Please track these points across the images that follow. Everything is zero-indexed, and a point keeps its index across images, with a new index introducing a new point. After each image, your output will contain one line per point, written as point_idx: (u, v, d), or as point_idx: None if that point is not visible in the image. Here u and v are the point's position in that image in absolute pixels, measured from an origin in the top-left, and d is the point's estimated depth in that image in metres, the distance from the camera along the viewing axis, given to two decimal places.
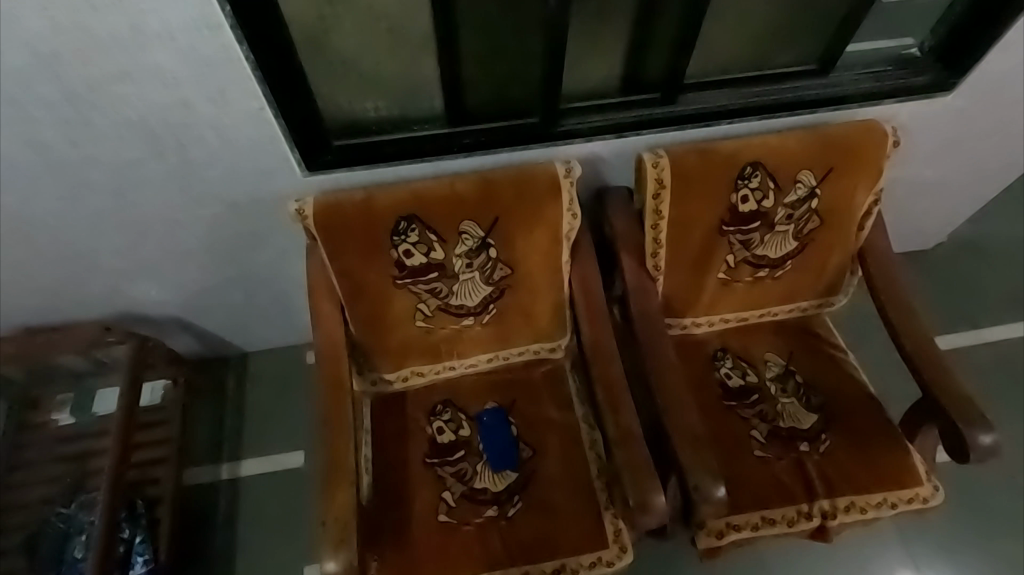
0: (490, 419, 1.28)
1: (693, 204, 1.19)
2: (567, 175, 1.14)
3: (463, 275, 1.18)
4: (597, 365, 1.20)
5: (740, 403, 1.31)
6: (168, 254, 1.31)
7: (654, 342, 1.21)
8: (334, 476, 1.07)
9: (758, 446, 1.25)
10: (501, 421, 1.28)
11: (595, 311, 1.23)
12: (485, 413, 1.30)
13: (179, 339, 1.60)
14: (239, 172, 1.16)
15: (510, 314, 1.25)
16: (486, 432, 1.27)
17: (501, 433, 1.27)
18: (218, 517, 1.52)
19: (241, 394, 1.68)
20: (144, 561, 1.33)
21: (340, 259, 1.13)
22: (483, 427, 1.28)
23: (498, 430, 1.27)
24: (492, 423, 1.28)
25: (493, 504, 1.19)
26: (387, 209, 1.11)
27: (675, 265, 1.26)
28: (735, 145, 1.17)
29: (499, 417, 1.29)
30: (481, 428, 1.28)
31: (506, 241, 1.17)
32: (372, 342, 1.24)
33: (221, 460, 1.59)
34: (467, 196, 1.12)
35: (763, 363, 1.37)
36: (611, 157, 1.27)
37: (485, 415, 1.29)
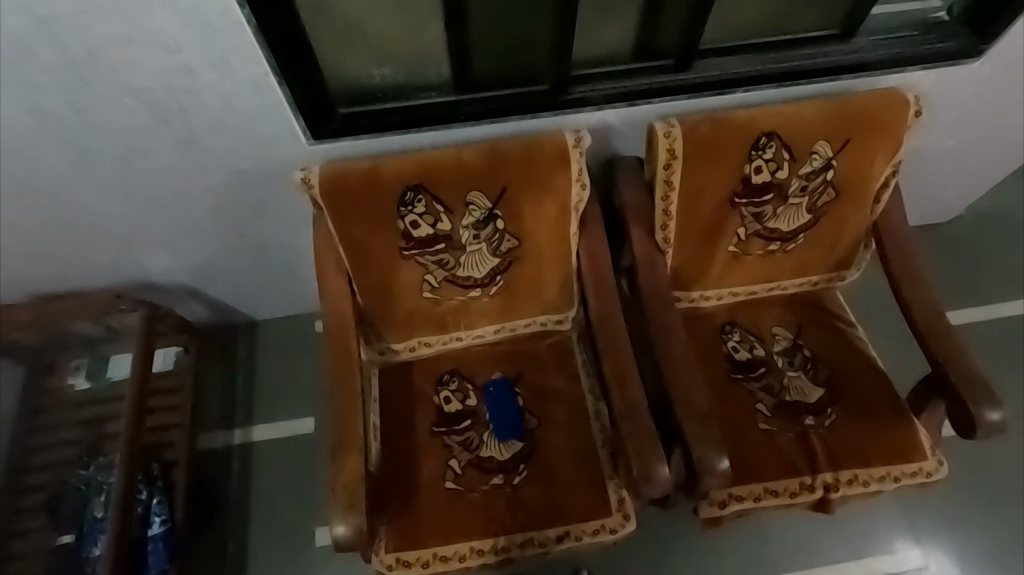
0: (496, 389, 1.29)
1: (705, 175, 1.16)
2: (576, 145, 1.12)
3: (470, 247, 1.17)
4: (604, 337, 1.20)
5: (746, 376, 1.31)
6: (175, 223, 1.31)
7: (661, 315, 1.20)
8: (343, 444, 1.09)
9: (763, 419, 1.26)
10: (507, 391, 1.29)
11: (603, 284, 1.22)
12: (492, 383, 1.30)
13: (189, 307, 1.62)
14: (245, 140, 1.15)
15: (518, 286, 1.25)
16: (493, 402, 1.28)
17: (507, 403, 1.28)
18: (232, 480, 1.56)
19: (252, 361, 1.70)
20: (162, 521, 1.37)
21: (347, 230, 1.12)
22: (490, 397, 1.29)
23: (504, 400, 1.28)
24: (498, 393, 1.29)
25: (499, 472, 1.21)
26: (393, 179, 1.09)
27: (685, 238, 1.24)
28: (751, 114, 1.13)
29: (505, 386, 1.30)
30: (487, 397, 1.29)
31: (514, 212, 1.15)
32: (379, 313, 1.24)
33: (233, 425, 1.62)
34: (474, 166, 1.11)
35: (771, 336, 1.36)
36: (622, 126, 1.24)
37: (492, 384, 1.30)
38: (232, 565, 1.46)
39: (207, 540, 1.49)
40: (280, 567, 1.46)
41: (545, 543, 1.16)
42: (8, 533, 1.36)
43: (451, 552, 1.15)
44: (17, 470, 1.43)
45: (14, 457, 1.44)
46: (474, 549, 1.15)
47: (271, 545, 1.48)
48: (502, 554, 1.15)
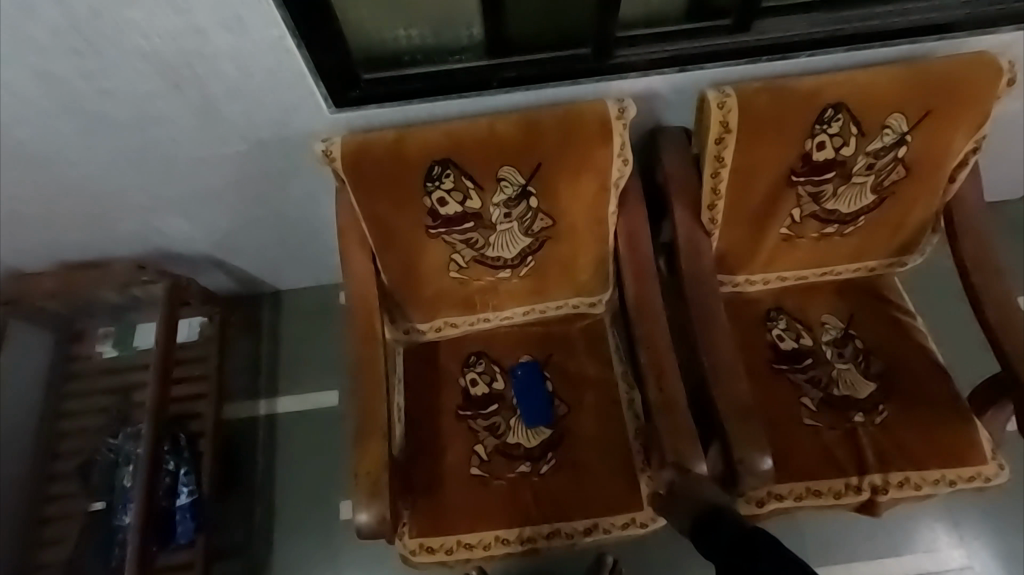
0: (524, 373, 1.24)
1: (761, 151, 1.05)
2: (620, 116, 1.02)
3: (500, 225, 1.10)
4: (641, 325, 1.12)
5: (791, 367, 1.22)
6: (195, 193, 1.27)
7: (703, 302, 1.12)
8: (366, 429, 1.06)
9: (808, 414, 1.18)
10: (536, 375, 1.24)
11: (642, 267, 1.14)
12: (519, 366, 1.25)
13: (213, 277, 1.59)
14: (262, 109, 1.07)
15: (550, 267, 1.18)
16: (520, 386, 1.23)
17: (535, 387, 1.22)
18: (258, 450, 1.56)
19: (276, 331, 1.68)
20: (189, 491, 1.38)
21: (371, 206, 1.06)
22: (518, 381, 1.23)
23: (532, 384, 1.22)
24: (526, 377, 1.23)
25: (526, 460, 1.17)
26: (420, 152, 1.02)
27: (733, 219, 1.14)
28: (818, 83, 1.01)
29: (534, 370, 1.24)
30: (515, 381, 1.23)
31: (548, 189, 1.07)
32: (404, 292, 1.19)
33: (259, 396, 1.62)
34: (508, 139, 1.02)
35: (820, 325, 1.27)
36: (669, 95, 1.13)
37: (520, 368, 1.24)
38: (258, 534, 1.48)
39: (234, 509, 1.50)
40: (304, 538, 1.47)
41: (572, 535, 1.12)
42: (44, 497, 1.40)
43: (476, 540, 1.12)
44: (49, 435, 1.45)
45: (46, 422, 1.46)
46: (499, 538, 1.12)
47: (296, 517, 1.49)
48: (527, 544, 1.12)
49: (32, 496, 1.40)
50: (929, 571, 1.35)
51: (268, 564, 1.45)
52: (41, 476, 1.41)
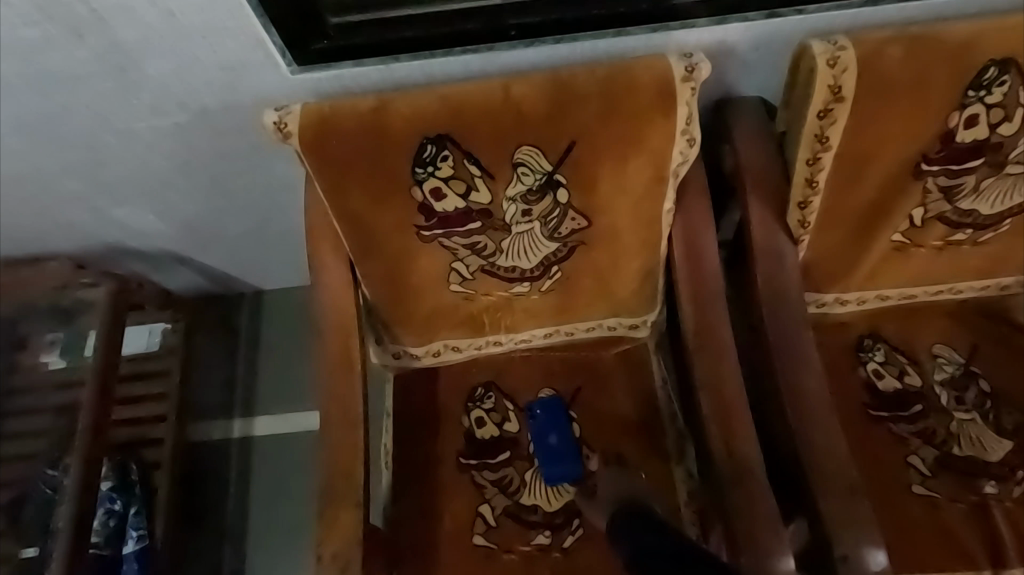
0: (544, 414, 0.97)
1: (883, 127, 0.75)
2: (687, 77, 0.73)
3: (517, 226, 0.82)
4: (701, 361, 0.84)
5: (893, 415, 0.93)
6: (135, 177, 1.01)
7: (788, 332, 0.83)
8: (335, 491, 0.82)
9: (919, 480, 0.89)
10: (559, 419, 0.96)
11: (703, 284, 0.86)
12: (538, 405, 0.97)
13: (178, 275, 1.34)
14: (200, 67, 0.80)
15: (581, 280, 0.90)
16: (539, 432, 0.95)
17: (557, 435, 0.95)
18: (230, 481, 1.32)
19: (254, 339, 1.43)
20: (138, 537, 1.15)
21: (344, 199, 0.79)
22: (536, 424, 0.96)
23: (555, 430, 0.95)
24: (546, 420, 0.96)
25: (545, 528, 0.91)
26: (408, 126, 0.74)
27: (831, 221, 0.85)
28: (976, 30, 0.70)
29: (556, 411, 0.97)
30: (532, 425, 0.96)
31: (582, 178, 0.78)
32: (392, 309, 0.92)
33: (232, 416, 1.38)
34: (528, 108, 0.74)
35: (932, 360, 0.97)
36: (749, 51, 0.83)
37: (539, 408, 0.97)
38: None
39: (197, 552, 1.27)
40: None
41: None
42: None
43: None
44: None
45: None
46: None
47: (269, 564, 1.25)
48: None
49: None
50: None
51: None
52: None
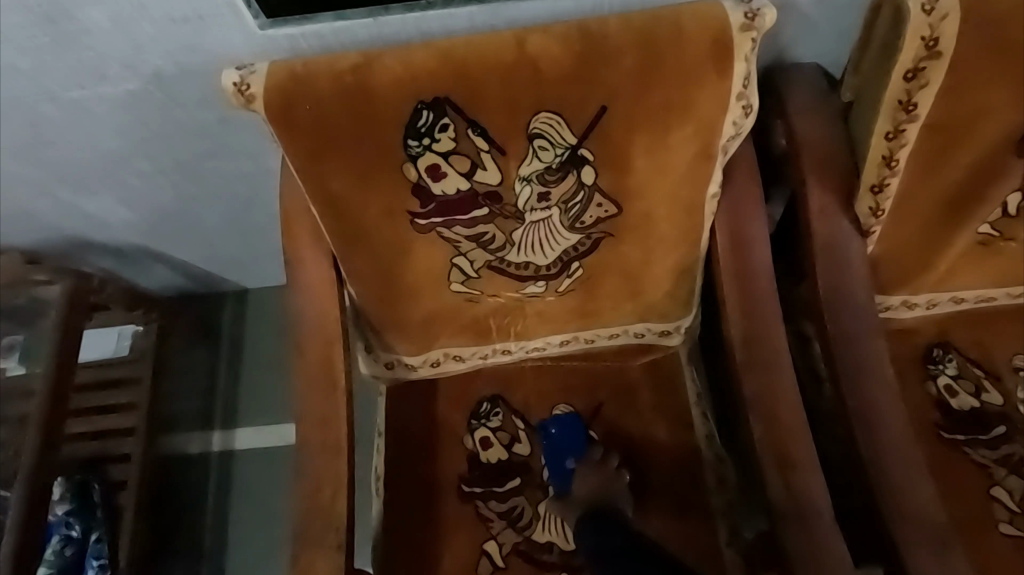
0: (560, 434, 0.83)
1: (983, 91, 0.62)
2: (746, 27, 0.59)
3: (531, 213, 0.68)
4: (751, 376, 0.70)
5: (972, 439, 0.79)
6: (88, 157, 0.87)
7: (856, 342, 0.69)
8: (313, 530, 0.68)
9: (1005, 517, 0.75)
10: (578, 439, 0.82)
11: (752, 286, 0.72)
12: (553, 424, 0.84)
13: (151, 271, 1.21)
14: (150, 18, 0.66)
15: (606, 278, 0.76)
16: (553, 455, 0.82)
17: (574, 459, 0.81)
18: (207, 500, 1.19)
19: (237, 342, 1.30)
20: (98, 568, 1.02)
21: (322, 179, 0.65)
22: (551, 446, 0.83)
23: (571, 453, 0.82)
24: (562, 441, 0.82)
25: (561, 569, 0.78)
26: (401, 87, 0.60)
27: (909, 208, 0.70)
28: None
29: (574, 431, 0.83)
30: (545, 447, 0.83)
31: (613, 155, 0.65)
32: (382, 312, 0.78)
33: (210, 427, 1.24)
34: (549, 65, 0.60)
35: (1014, 374, 0.83)
36: (811, 3, 0.69)
37: (554, 427, 0.83)
38: None
39: None
40: None
41: None
42: None
43: None
44: None
45: None
46: None
47: None
48: None
49: None
50: None
51: None
52: None
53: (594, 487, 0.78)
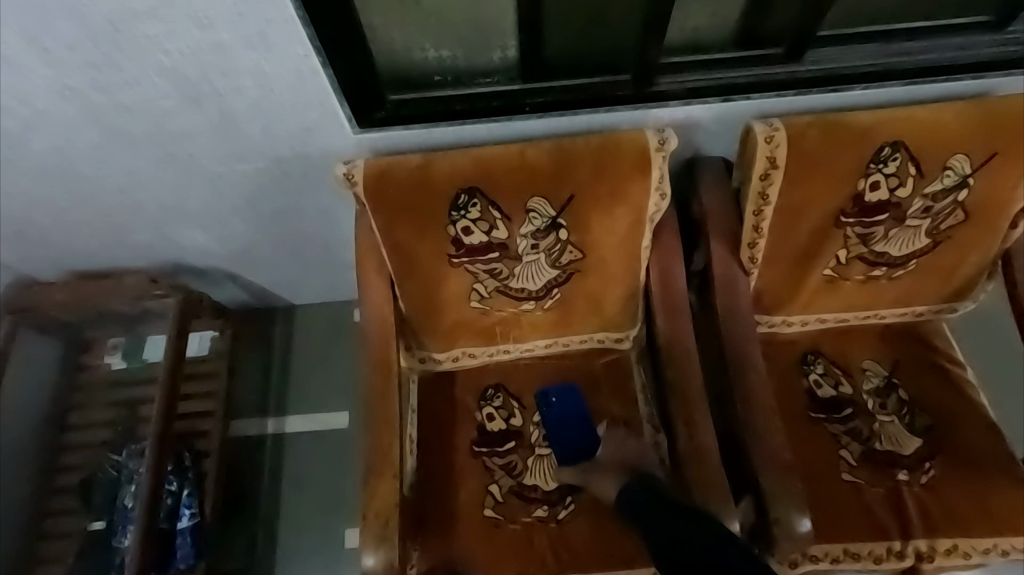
0: (557, 399, 1.15)
1: (808, 189, 0.99)
2: (660, 148, 0.97)
3: (526, 257, 1.04)
4: (672, 367, 1.05)
5: (829, 416, 1.13)
6: (210, 207, 1.22)
7: (740, 346, 1.04)
8: (378, 465, 1.00)
9: (846, 468, 1.09)
10: (573, 404, 1.14)
11: (674, 308, 1.07)
12: (551, 391, 1.16)
13: (226, 290, 1.54)
14: (284, 127, 1.02)
15: (576, 301, 1.12)
16: (555, 416, 1.14)
17: (572, 418, 1.13)
18: (265, 472, 1.51)
19: (289, 347, 1.63)
20: (191, 514, 1.33)
21: (392, 232, 1.01)
22: (551, 409, 1.15)
23: (569, 415, 1.13)
24: (561, 405, 1.14)
25: (543, 503, 1.10)
26: (447, 178, 0.97)
27: (775, 259, 1.07)
28: (873, 119, 0.95)
29: (570, 397, 1.15)
30: (546, 410, 1.15)
31: (580, 222, 1.01)
32: (422, 321, 1.13)
33: (267, 413, 1.57)
34: (539, 167, 0.97)
35: (861, 373, 1.17)
36: (711, 125, 1.06)
37: (552, 394, 1.16)
38: (257, 564, 1.41)
39: (238, 532, 1.45)
40: (306, 568, 1.41)
41: None
42: (45, 512, 1.37)
43: None
44: (53, 449, 1.42)
45: (52, 433, 1.42)
46: None
47: (301, 543, 1.43)
48: None
49: (33, 511, 1.37)
50: None
51: None
52: (44, 490, 1.39)
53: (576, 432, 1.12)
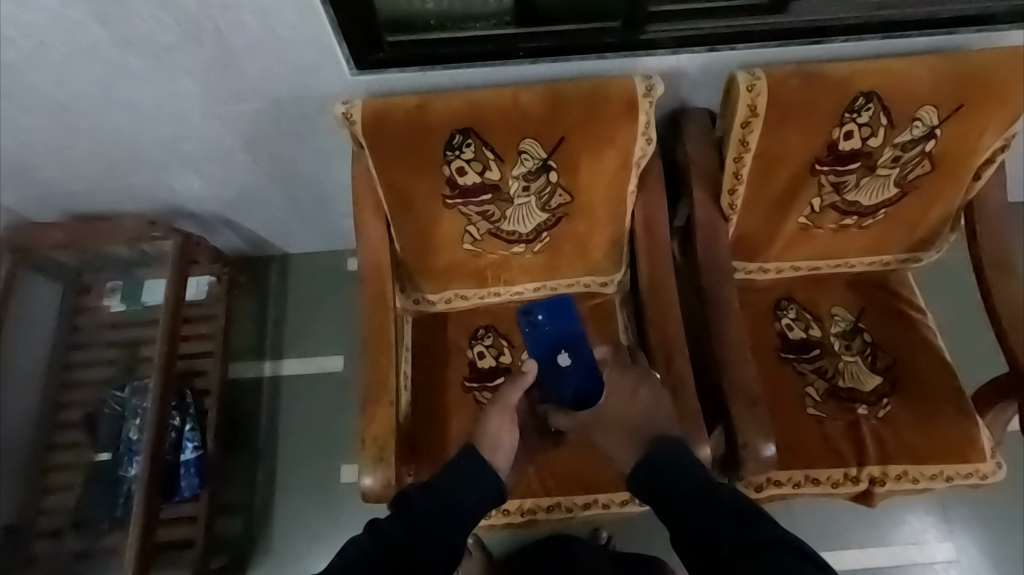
0: (543, 316, 1.05)
1: (785, 137, 1.06)
2: (647, 94, 1.01)
3: (518, 199, 1.09)
4: (653, 306, 1.10)
5: (798, 356, 1.21)
6: (208, 149, 1.24)
7: (718, 287, 1.10)
8: (374, 393, 1.04)
9: (811, 404, 1.17)
10: (562, 321, 1.05)
11: (657, 251, 1.12)
12: (535, 307, 1.07)
13: (222, 236, 1.57)
14: (283, 66, 1.05)
15: (564, 244, 1.17)
16: (540, 336, 1.05)
17: (560, 337, 1.04)
18: (262, 412, 1.56)
19: (283, 294, 1.67)
20: (194, 447, 1.41)
21: (388, 171, 1.05)
22: (537, 328, 1.05)
23: (556, 333, 1.04)
24: (548, 323, 1.05)
25: None
26: (443, 119, 1.01)
27: (752, 205, 1.14)
28: (849, 71, 1.01)
29: (557, 311, 1.05)
30: (532, 329, 1.05)
31: (569, 164, 1.06)
32: (417, 261, 1.17)
33: (263, 357, 1.61)
34: (532, 110, 1.01)
35: (829, 317, 1.24)
36: (697, 75, 1.10)
37: (537, 311, 1.06)
38: (257, 497, 1.49)
39: (238, 468, 1.52)
40: (303, 500, 1.48)
41: (572, 509, 1.12)
42: (49, 446, 1.42)
43: None
44: (55, 386, 1.46)
45: (53, 372, 1.46)
46: (499, 508, 1.12)
47: (298, 478, 1.50)
48: (527, 515, 1.12)
49: (37, 445, 1.42)
50: (916, 561, 1.38)
51: (267, 526, 1.46)
52: (47, 425, 1.43)
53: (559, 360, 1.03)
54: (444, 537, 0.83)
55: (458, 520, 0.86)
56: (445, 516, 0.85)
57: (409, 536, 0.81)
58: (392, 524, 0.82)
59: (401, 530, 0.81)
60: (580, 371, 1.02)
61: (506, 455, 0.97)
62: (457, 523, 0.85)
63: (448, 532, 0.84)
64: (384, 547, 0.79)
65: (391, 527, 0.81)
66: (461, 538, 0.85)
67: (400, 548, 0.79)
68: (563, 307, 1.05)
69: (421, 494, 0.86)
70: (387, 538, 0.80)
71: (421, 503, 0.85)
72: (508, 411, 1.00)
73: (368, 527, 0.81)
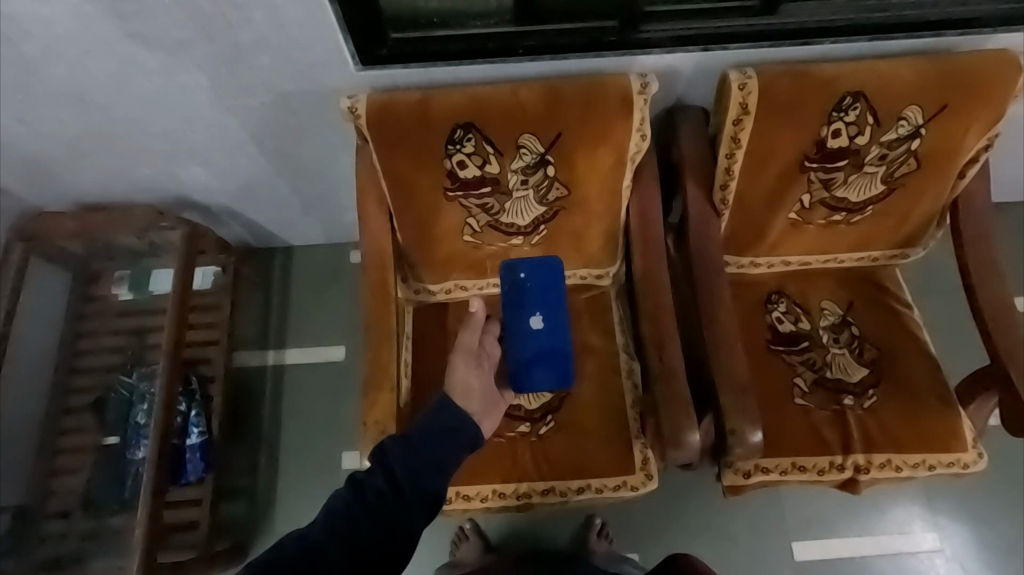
0: (528, 275, 1.07)
1: (774, 136, 1.09)
2: (642, 91, 1.05)
3: (516, 192, 1.13)
4: (646, 297, 1.12)
5: (787, 349, 1.24)
6: (215, 141, 1.28)
7: (710, 278, 1.13)
8: (375, 379, 1.07)
9: (799, 394, 1.21)
10: (543, 279, 1.07)
11: (651, 243, 1.15)
12: (522, 264, 1.07)
13: (227, 227, 1.61)
14: (290, 61, 1.09)
15: (561, 237, 1.21)
16: (521, 294, 1.06)
17: (541, 301, 1.06)
18: (266, 400, 1.60)
19: (286, 284, 1.71)
20: (199, 432, 1.45)
21: (391, 165, 1.09)
22: (518, 284, 1.07)
23: (539, 294, 1.06)
24: (531, 283, 1.07)
25: (526, 420, 1.19)
26: (445, 114, 1.05)
27: (743, 201, 1.17)
28: (837, 72, 1.04)
29: (543, 275, 1.07)
30: (511, 287, 1.07)
31: (567, 159, 1.10)
32: (418, 253, 1.21)
33: (266, 347, 1.65)
34: (531, 107, 1.05)
35: (819, 311, 1.28)
36: (690, 74, 1.14)
37: (521, 269, 1.07)
38: (261, 482, 1.53)
39: (243, 454, 1.55)
40: (307, 486, 1.52)
41: (566, 493, 1.15)
42: (59, 429, 1.46)
43: (473, 492, 1.15)
44: (64, 372, 1.50)
45: (62, 358, 1.50)
46: (496, 491, 1.15)
47: (302, 463, 1.54)
48: (522, 499, 1.15)
49: (47, 428, 1.46)
50: (901, 550, 1.42)
51: (270, 511, 1.50)
52: (57, 409, 1.47)
53: (550, 325, 1.05)
54: (425, 486, 0.82)
55: (439, 469, 0.83)
56: (424, 465, 0.83)
57: (390, 491, 0.80)
58: (373, 478, 0.81)
59: (382, 486, 0.80)
60: (548, 349, 1.04)
61: (480, 400, 0.94)
62: (437, 471, 0.83)
63: (427, 483, 0.82)
64: (364, 502, 0.79)
65: (370, 481, 0.80)
66: (441, 485, 0.83)
67: (379, 503, 0.79)
68: (550, 270, 1.07)
69: (400, 447, 0.84)
70: (366, 493, 0.79)
71: (398, 455, 0.83)
72: (472, 354, 0.98)
73: (348, 481, 0.81)
